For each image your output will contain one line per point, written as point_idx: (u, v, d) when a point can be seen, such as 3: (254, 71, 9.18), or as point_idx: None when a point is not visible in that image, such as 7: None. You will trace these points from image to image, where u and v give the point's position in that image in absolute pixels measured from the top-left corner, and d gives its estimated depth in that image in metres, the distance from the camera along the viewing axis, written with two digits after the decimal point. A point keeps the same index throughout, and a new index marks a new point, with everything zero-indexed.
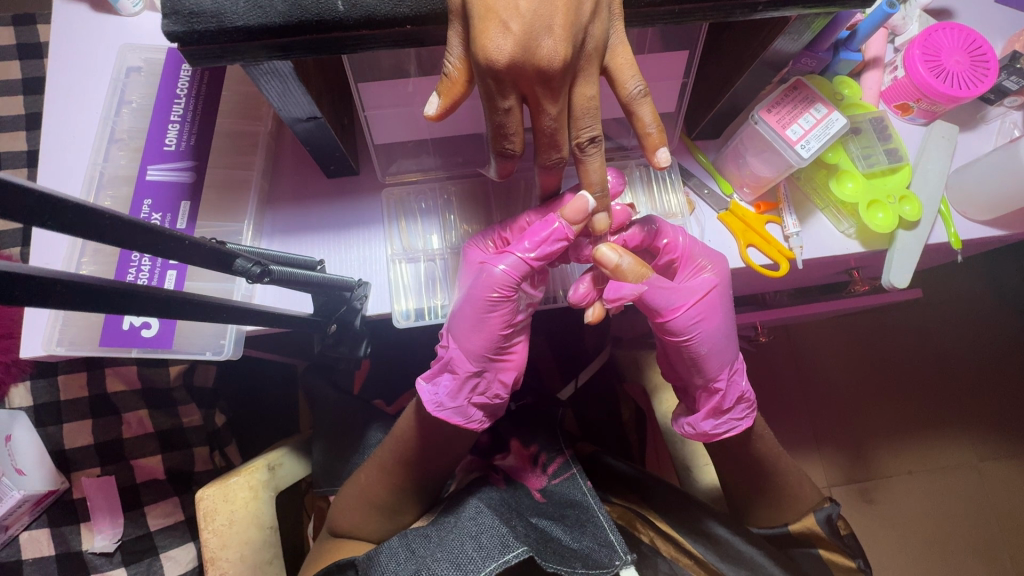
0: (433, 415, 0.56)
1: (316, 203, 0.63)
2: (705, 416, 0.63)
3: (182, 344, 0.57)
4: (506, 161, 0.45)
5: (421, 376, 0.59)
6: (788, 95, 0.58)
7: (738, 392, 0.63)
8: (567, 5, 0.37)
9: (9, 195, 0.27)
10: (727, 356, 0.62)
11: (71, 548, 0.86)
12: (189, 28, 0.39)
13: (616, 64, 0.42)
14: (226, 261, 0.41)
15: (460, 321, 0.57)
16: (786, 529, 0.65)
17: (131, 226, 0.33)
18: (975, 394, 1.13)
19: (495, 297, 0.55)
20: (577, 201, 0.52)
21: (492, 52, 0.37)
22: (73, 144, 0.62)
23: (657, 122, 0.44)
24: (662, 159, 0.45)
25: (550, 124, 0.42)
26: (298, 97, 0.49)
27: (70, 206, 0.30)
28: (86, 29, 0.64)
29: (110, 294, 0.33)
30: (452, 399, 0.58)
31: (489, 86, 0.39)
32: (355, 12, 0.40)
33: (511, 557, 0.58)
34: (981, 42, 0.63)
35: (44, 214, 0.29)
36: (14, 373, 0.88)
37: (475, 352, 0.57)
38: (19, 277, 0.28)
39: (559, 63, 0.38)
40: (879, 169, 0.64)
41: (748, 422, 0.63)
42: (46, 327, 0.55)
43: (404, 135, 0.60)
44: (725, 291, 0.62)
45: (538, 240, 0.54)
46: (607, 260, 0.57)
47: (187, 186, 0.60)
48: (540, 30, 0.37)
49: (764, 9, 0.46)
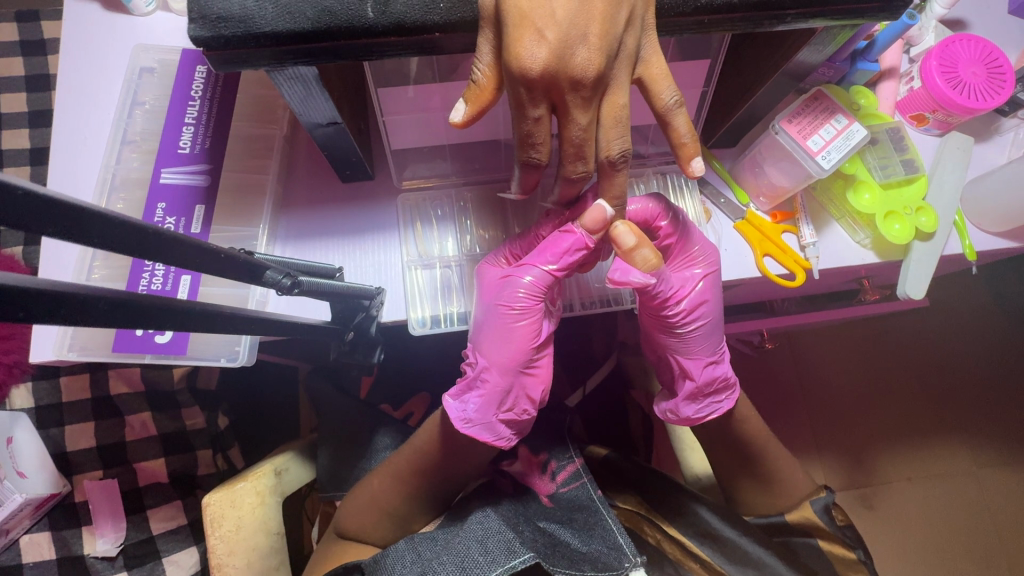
0: (461, 432, 0.56)
1: (332, 207, 0.62)
2: (685, 401, 0.65)
3: (195, 351, 0.56)
4: (531, 172, 0.45)
5: (448, 394, 0.59)
6: (809, 105, 0.58)
7: (719, 375, 0.65)
8: (603, 15, 0.37)
9: (62, 215, 0.27)
10: (712, 344, 0.64)
11: (73, 552, 0.85)
12: (216, 33, 0.39)
13: (650, 74, 0.42)
14: (257, 273, 0.41)
15: (485, 336, 0.57)
16: (782, 518, 0.66)
17: (173, 241, 0.33)
18: (977, 402, 1.14)
19: (520, 307, 0.56)
20: (594, 209, 0.52)
21: (525, 60, 0.37)
22: (83, 145, 0.61)
23: (693, 132, 0.44)
24: (698, 169, 0.44)
25: (578, 134, 0.41)
26: (320, 103, 0.48)
27: (115, 223, 0.30)
28: (97, 29, 0.63)
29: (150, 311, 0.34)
30: (479, 415, 0.57)
31: (520, 94, 0.38)
32: (384, 19, 0.39)
33: (517, 563, 0.57)
34: (997, 54, 0.63)
35: (95, 234, 0.29)
36: (15, 374, 0.87)
37: (504, 365, 0.56)
38: (61, 297, 0.29)
39: (593, 74, 0.38)
40: (895, 180, 0.64)
41: (730, 405, 0.65)
42: (57, 333, 0.55)
43: (422, 140, 0.59)
44: (716, 277, 0.62)
45: (560, 252, 0.55)
46: (624, 241, 0.54)
47: (202, 191, 0.59)
48: (574, 39, 0.37)
49: (792, 20, 0.45)
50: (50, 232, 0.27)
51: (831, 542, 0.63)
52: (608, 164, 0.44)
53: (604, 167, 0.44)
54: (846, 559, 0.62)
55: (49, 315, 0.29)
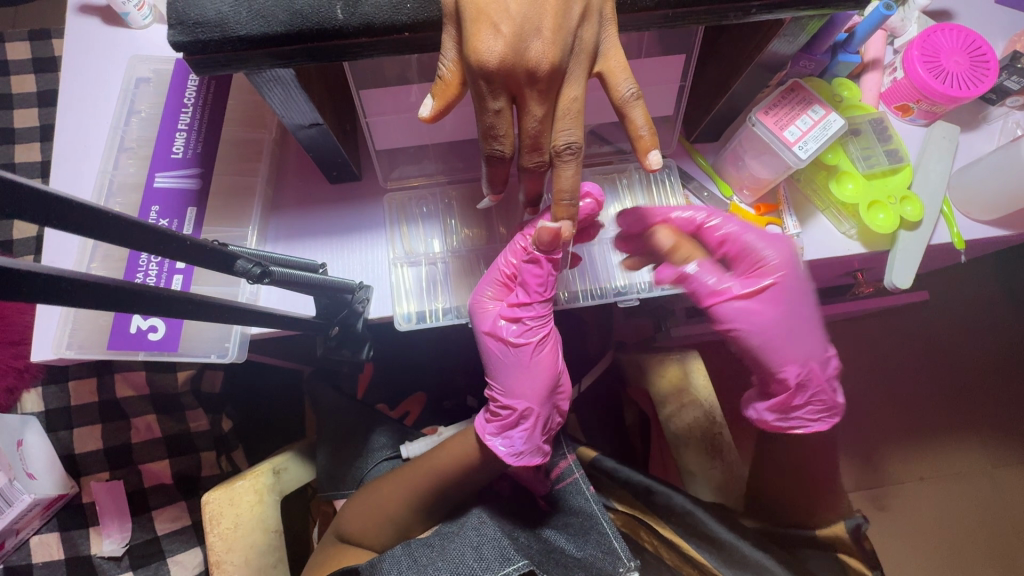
0: (518, 465, 0.60)
1: (319, 209, 0.64)
2: (772, 411, 0.64)
3: (187, 348, 0.58)
4: (499, 164, 0.46)
5: (489, 434, 0.62)
6: (786, 96, 0.58)
7: (811, 392, 0.62)
8: (555, 9, 0.40)
9: (16, 197, 0.28)
10: (814, 341, 0.62)
11: (80, 552, 0.87)
12: (194, 39, 0.40)
13: (608, 67, 0.43)
14: (226, 261, 0.41)
15: (513, 376, 0.61)
16: (813, 533, 0.65)
17: (135, 226, 0.34)
18: (985, 396, 1.12)
19: (536, 340, 0.60)
20: (542, 231, 0.51)
21: (483, 53, 0.39)
22: (82, 153, 0.63)
23: (650, 125, 0.44)
24: (654, 162, 0.44)
25: (535, 126, 0.42)
26: (301, 105, 0.50)
27: (76, 206, 0.30)
28: (96, 41, 0.65)
29: (120, 292, 0.34)
30: (528, 443, 0.61)
31: (480, 87, 0.41)
32: (354, 20, 0.41)
33: (512, 571, 0.56)
34: (980, 41, 0.63)
35: (52, 212, 0.30)
36: (26, 379, 0.89)
37: (542, 396, 0.60)
38: (24, 275, 0.29)
39: (547, 66, 0.40)
40: (879, 170, 0.64)
41: (823, 425, 0.63)
42: (57, 329, 0.57)
43: (406, 141, 0.61)
44: (794, 281, 0.61)
45: (543, 284, 0.58)
46: (662, 242, 0.62)
47: (193, 194, 0.61)
48: (528, 32, 0.39)
49: (758, 12, 0.46)
50: (6, 212, 0.28)
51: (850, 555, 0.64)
52: (556, 156, 0.44)
53: (554, 159, 0.44)
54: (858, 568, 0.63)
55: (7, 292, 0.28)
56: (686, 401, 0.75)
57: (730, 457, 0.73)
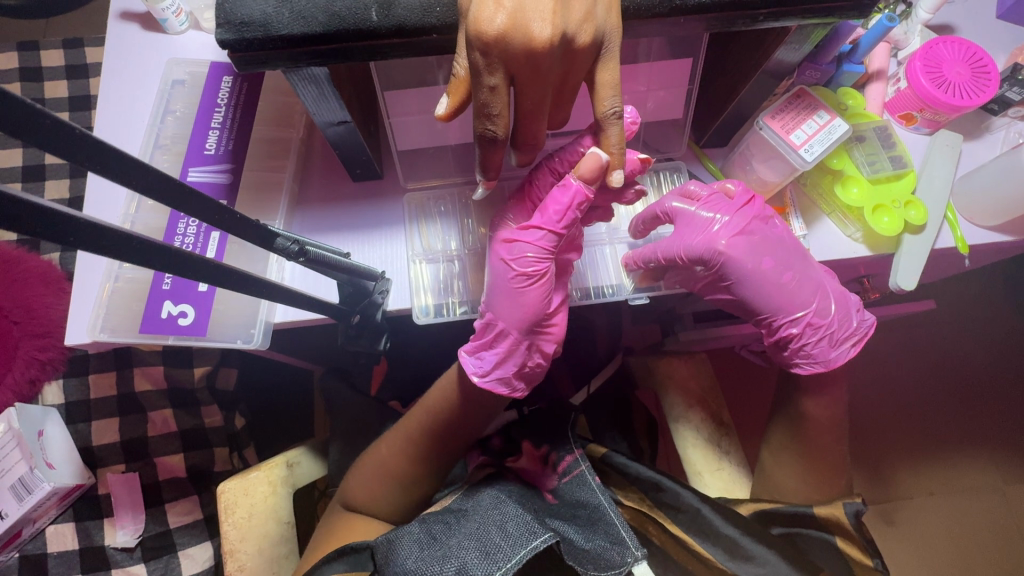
0: (479, 384, 0.61)
1: (341, 205, 0.66)
2: (832, 347, 0.66)
3: (214, 333, 0.60)
4: (491, 147, 0.47)
5: (465, 349, 0.62)
6: (792, 102, 0.61)
7: (816, 325, 0.65)
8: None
9: (90, 152, 0.32)
10: (796, 291, 0.64)
11: (94, 544, 0.89)
12: (239, 37, 0.44)
13: (601, 80, 0.46)
14: (267, 238, 0.46)
15: (499, 296, 0.60)
16: (812, 510, 0.65)
17: (191, 193, 0.38)
18: (993, 409, 1.12)
19: (532, 271, 0.58)
20: (588, 157, 0.53)
21: (484, 24, 0.40)
22: (117, 149, 0.66)
23: (620, 145, 0.50)
24: (617, 180, 0.53)
25: (529, 108, 0.46)
26: (331, 102, 0.52)
27: (146, 168, 0.35)
28: (135, 45, 0.69)
29: (173, 256, 0.36)
30: (496, 369, 0.61)
31: (477, 60, 0.41)
32: (387, 22, 0.44)
33: (539, 543, 0.55)
34: (981, 54, 0.65)
35: (130, 173, 0.34)
36: (49, 371, 0.92)
37: (522, 324, 0.59)
38: (103, 232, 0.32)
39: (548, 44, 0.41)
40: (884, 175, 0.66)
41: (854, 351, 0.66)
42: (91, 315, 0.59)
43: (427, 142, 0.64)
44: (752, 245, 0.63)
45: (562, 207, 0.56)
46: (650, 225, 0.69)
47: (224, 188, 0.64)
48: (532, 15, 0.40)
49: (764, 19, 0.49)
50: (82, 162, 0.32)
51: (850, 542, 0.63)
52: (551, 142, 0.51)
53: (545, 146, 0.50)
54: (864, 565, 0.63)
55: (90, 243, 0.31)
56: (693, 401, 0.77)
57: (737, 459, 0.75)
